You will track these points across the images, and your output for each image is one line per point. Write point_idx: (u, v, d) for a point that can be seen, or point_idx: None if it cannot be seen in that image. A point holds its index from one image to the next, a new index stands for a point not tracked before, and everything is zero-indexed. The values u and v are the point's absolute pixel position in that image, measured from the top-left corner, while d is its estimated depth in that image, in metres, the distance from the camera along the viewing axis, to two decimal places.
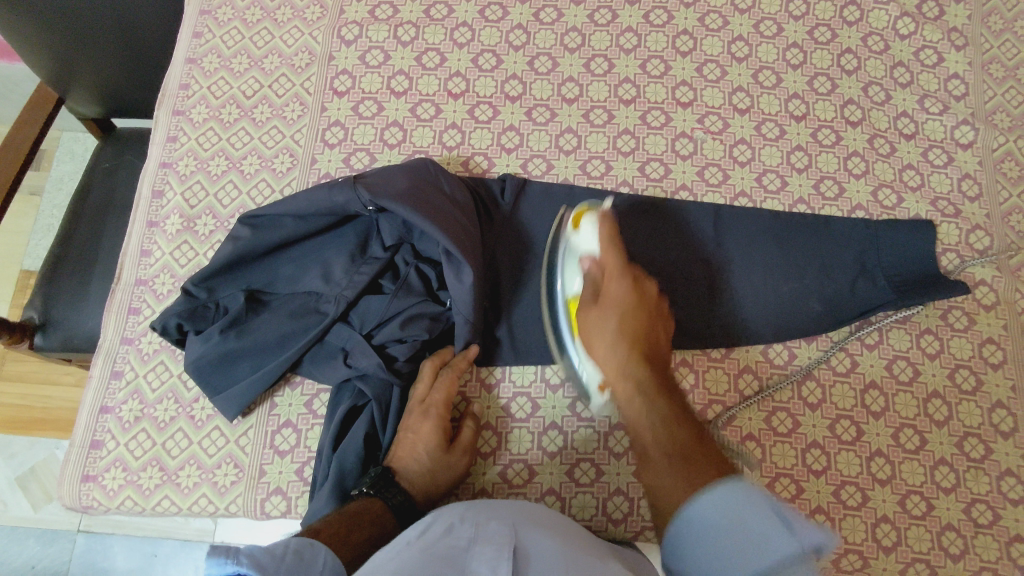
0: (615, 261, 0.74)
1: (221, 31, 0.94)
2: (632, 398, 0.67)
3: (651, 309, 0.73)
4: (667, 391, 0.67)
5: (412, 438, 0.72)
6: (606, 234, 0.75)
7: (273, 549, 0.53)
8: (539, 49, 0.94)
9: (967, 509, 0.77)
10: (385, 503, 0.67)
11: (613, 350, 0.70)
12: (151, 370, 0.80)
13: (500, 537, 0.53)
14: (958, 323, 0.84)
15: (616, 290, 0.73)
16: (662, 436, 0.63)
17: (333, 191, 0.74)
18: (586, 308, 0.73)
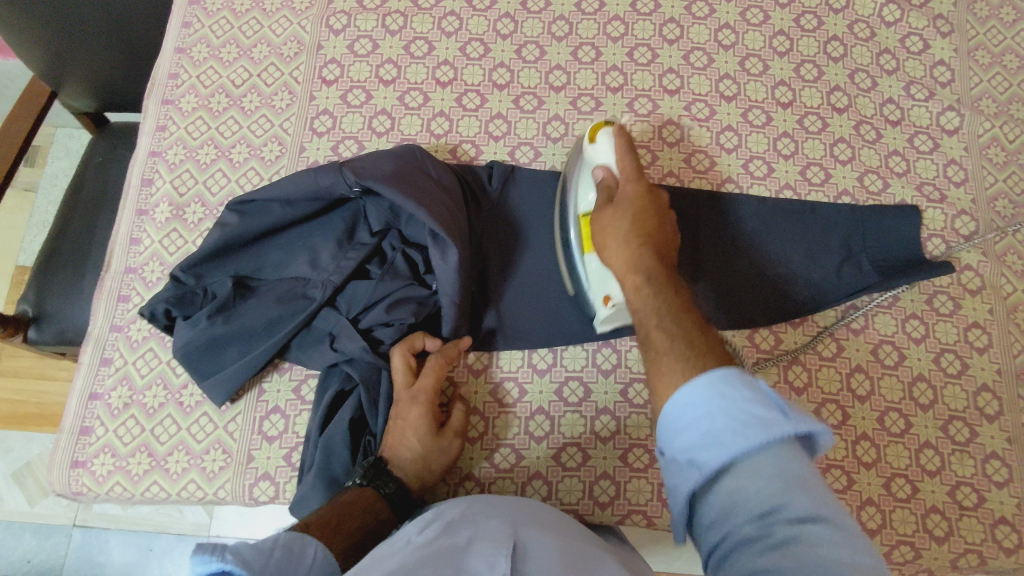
0: (631, 169, 0.74)
1: (210, 21, 0.94)
2: (638, 286, 0.64)
3: (664, 215, 0.72)
4: (676, 283, 0.65)
5: (401, 426, 0.72)
6: (623, 144, 0.75)
7: (261, 544, 0.50)
8: (526, 38, 0.94)
9: (952, 492, 0.78)
10: (377, 493, 0.67)
11: (623, 243, 0.68)
12: (140, 357, 0.80)
13: (497, 533, 0.52)
14: (944, 308, 0.84)
15: (631, 191, 0.72)
16: (665, 317, 0.59)
17: (319, 176, 0.75)
18: (598, 209, 0.72)
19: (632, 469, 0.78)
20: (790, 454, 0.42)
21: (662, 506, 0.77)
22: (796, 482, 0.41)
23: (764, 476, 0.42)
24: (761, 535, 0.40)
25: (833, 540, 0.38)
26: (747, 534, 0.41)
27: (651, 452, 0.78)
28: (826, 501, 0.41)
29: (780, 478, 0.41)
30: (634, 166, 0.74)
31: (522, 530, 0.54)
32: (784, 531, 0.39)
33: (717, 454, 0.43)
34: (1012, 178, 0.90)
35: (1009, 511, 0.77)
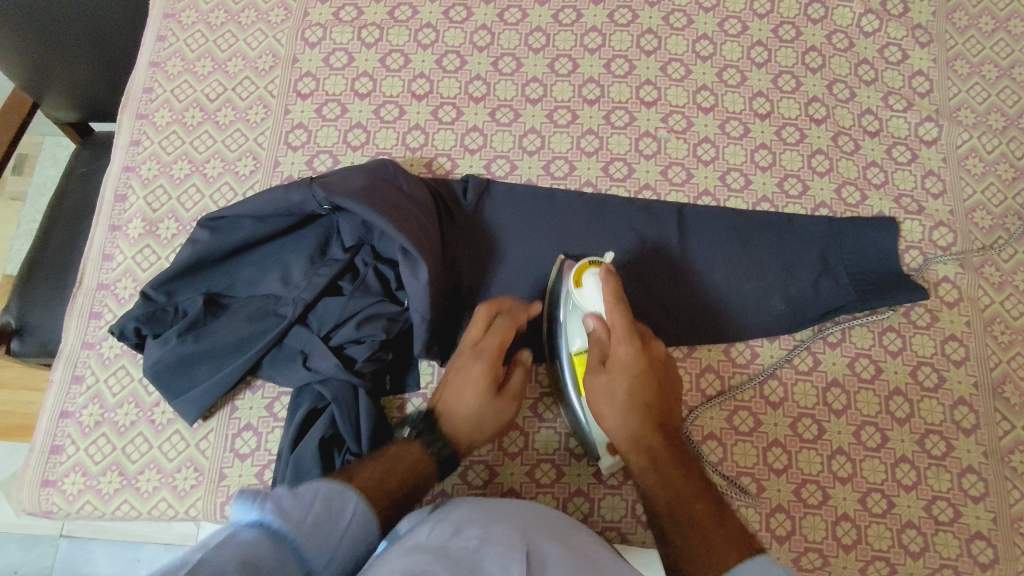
0: (622, 324, 0.70)
1: (184, 34, 0.94)
2: (644, 472, 0.66)
3: (659, 369, 0.71)
4: (681, 460, 0.67)
5: (462, 380, 0.72)
6: (613, 292, 0.71)
7: (302, 495, 0.47)
8: (503, 50, 0.93)
9: (928, 506, 0.78)
10: (426, 447, 0.67)
11: (623, 420, 0.69)
12: (112, 374, 0.80)
13: (507, 539, 0.52)
14: (921, 320, 0.84)
15: (624, 354, 0.69)
16: (678, 510, 0.62)
17: (290, 191, 0.74)
18: (593, 372, 0.71)
19: (607, 486, 0.78)
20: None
21: (636, 523, 0.77)
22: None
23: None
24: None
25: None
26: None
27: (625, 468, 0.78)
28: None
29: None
30: (625, 316, 0.70)
31: (531, 537, 0.54)
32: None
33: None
34: (990, 189, 0.89)
35: (985, 526, 0.77)
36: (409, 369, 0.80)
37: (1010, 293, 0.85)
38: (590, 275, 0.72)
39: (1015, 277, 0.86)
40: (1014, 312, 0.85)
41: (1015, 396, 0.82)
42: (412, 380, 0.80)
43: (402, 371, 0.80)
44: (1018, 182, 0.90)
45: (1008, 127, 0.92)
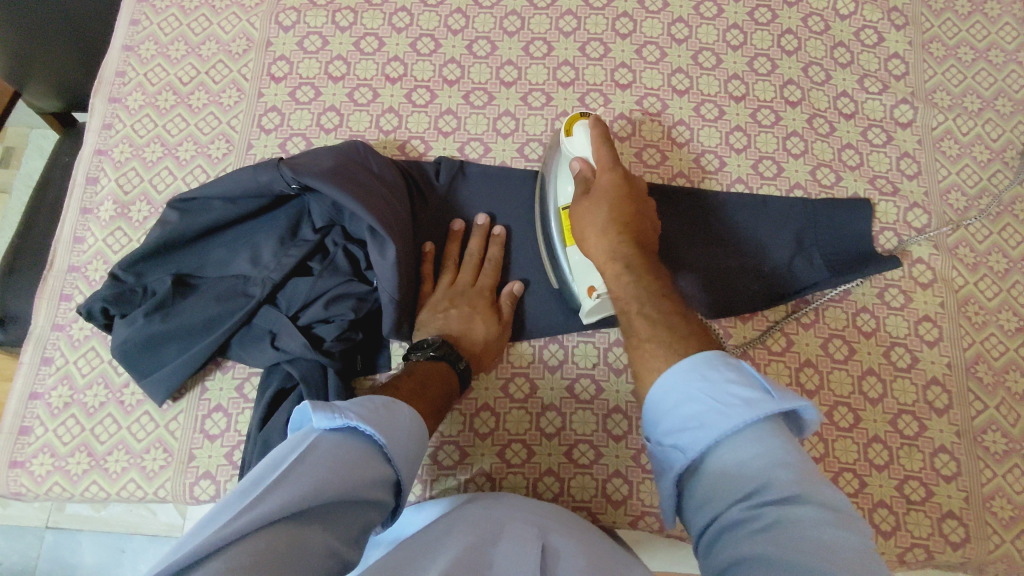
0: (607, 160, 0.72)
1: (158, 18, 0.93)
2: (620, 277, 0.66)
3: (640, 204, 0.72)
4: (655, 272, 0.66)
5: (470, 312, 0.78)
6: (600, 136, 0.74)
7: (367, 403, 0.57)
8: (477, 33, 0.93)
9: (900, 486, 0.77)
10: (451, 366, 0.72)
11: (602, 240, 0.69)
12: (82, 356, 0.80)
13: (523, 534, 0.59)
14: (894, 301, 0.84)
15: (608, 181, 0.71)
16: (648, 308, 0.62)
17: (259, 172, 0.74)
18: (575, 203, 0.72)
19: (577, 466, 0.78)
20: (772, 434, 0.45)
21: (607, 502, 0.76)
22: (779, 457, 0.43)
23: (750, 450, 0.44)
24: (745, 517, 0.42)
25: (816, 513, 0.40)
26: (737, 515, 0.42)
27: (596, 448, 0.78)
28: (804, 472, 0.43)
29: (764, 457, 0.43)
30: (611, 155, 0.73)
31: (542, 530, 0.61)
32: (771, 500, 0.41)
33: (705, 430, 0.46)
34: (965, 171, 0.89)
35: (957, 505, 0.77)
36: (380, 350, 0.80)
37: (984, 273, 0.85)
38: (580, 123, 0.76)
39: (989, 257, 0.86)
40: (988, 293, 0.84)
41: (988, 376, 0.81)
42: (383, 360, 0.80)
43: (373, 351, 0.80)
44: (993, 164, 0.89)
45: (984, 109, 0.92)
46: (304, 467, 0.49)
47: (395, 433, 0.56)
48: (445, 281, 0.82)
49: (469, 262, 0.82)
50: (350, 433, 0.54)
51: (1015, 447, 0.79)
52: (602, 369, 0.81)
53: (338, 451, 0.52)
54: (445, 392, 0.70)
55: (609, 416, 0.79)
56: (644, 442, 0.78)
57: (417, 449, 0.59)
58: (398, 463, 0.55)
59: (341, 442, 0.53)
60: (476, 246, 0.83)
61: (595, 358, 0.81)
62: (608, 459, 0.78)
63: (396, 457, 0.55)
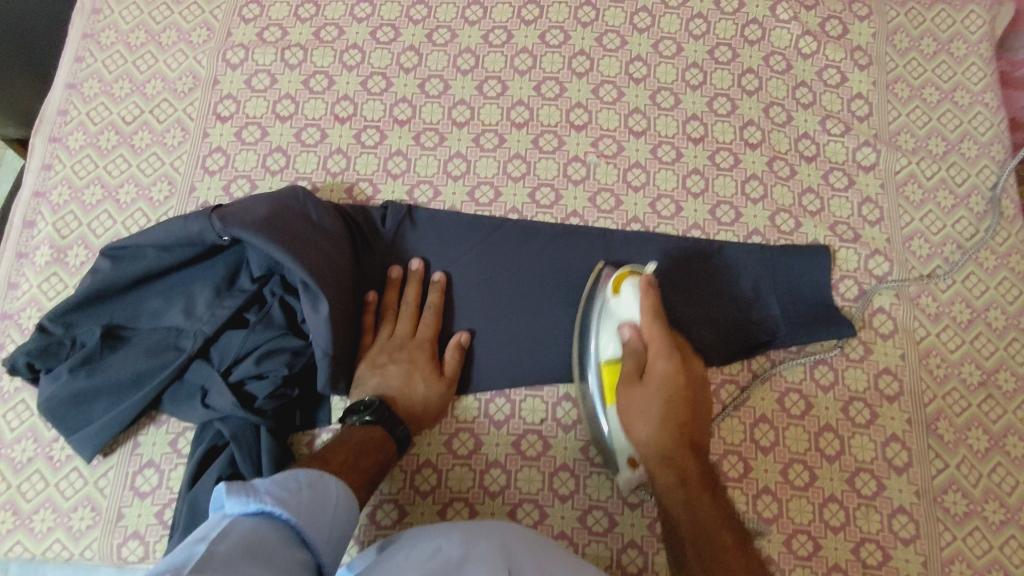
0: (661, 338, 0.69)
1: (103, 55, 0.92)
2: (671, 491, 0.63)
3: (696, 387, 0.69)
4: (710, 481, 0.64)
5: (410, 369, 0.76)
6: (653, 307, 0.71)
7: (287, 483, 0.54)
8: (430, 72, 0.91)
9: (855, 549, 0.75)
10: (388, 432, 0.70)
11: (654, 430, 0.66)
12: (11, 409, 0.77)
13: (489, 558, 0.56)
14: (854, 353, 0.81)
15: (662, 367, 0.68)
16: (703, 543, 0.59)
17: (189, 221, 0.72)
18: (628, 381, 0.69)
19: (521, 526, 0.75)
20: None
21: None
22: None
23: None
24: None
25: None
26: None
27: (542, 508, 0.75)
28: None
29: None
30: (663, 332, 0.69)
31: (512, 554, 0.59)
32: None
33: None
34: (928, 217, 0.87)
35: (915, 570, 0.74)
36: (320, 405, 0.77)
37: (947, 324, 0.82)
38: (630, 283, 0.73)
39: (951, 307, 0.83)
40: (950, 345, 0.82)
41: (949, 433, 0.79)
42: (323, 415, 0.77)
43: (312, 407, 0.77)
44: (958, 209, 0.87)
45: (949, 152, 0.89)
46: (225, 545, 0.46)
47: (318, 512, 0.54)
48: (384, 332, 0.79)
49: (406, 312, 0.80)
50: (267, 517, 0.51)
51: (976, 508, 0.76)
52: (549, 425, 0.78)
53: (255, 532, 0.48)
54: (380, 462, 0.67)
55: (555, 475, 0.76)
56: (591, 502, 0.75)
57: (345, 528, 0.57)
58: (319, 548, 0.53)
59: (260, 525, 0.50)
60: (412, 295, 0.80)
61: (542, 414, 0.78)
62: (553, 519, 0.75)
63: (316, 542, 0.53)
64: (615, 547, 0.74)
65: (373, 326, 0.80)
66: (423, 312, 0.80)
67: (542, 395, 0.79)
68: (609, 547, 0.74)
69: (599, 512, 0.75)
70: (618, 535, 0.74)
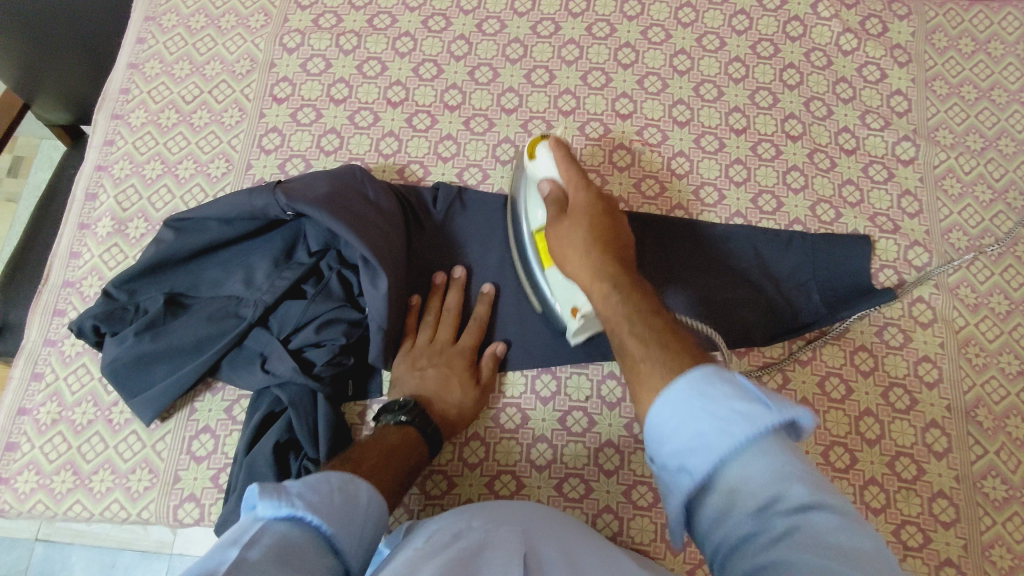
0: (577, 176, 0.72)
1: (164, 38, 0.95)
2: (607, 295, 0.61)
3: (616, 220, 0.70)
4: (643, 288, 0.62)
5: (449, 373, 0.76)
6: (563, 156, 0.74)
7: (319, 485, 0.46)
8: (480, 60, 0.94)
9: (896, 531, 0.76)
10: (421, 434, 0.69)
11: (582, 256, 0.65)
12: (72, 372, 0.80)
13: (508, 542, 0.55)
14: (894, 340, 0.83)
15: (583, 200, 0.71)
16: (638, 322, 0.56)
17: (253, 196, 0.73)
18: (552, 220, 0.70)
19: (567, 499, 0.76)
20: (778, 447, 0.40)
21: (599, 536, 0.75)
22: (789, 471, 0.39)
23: (764, 459, 0.40)
24: (761, 529, 0.38)
25: (826, 519, 0.37)
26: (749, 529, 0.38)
27: (587, 482, 0.77)
28: (818, 491, 0.38)
29: (771, 471, 0.39)
30: (580, 172, 0.73)
31: (533, 540, 0.58)
32: (784, 524, 0.37)
33: (705, 456, 0.41)
34: (967, 210, 0.88)
35: (955, 553, 0.75)
36: (372, 376, 0.80)
37: (986, 315, 0.84)
38: (541, 146, 0.76)
39: (990, 298, 0.85)
40: (989, 335, 0.83)
41: (988, 420, 0.80)
42: (374, 386, 0.80)
43: (364, 378, 0.80)
44: (995, 204, 0.89)
45: (987, 148, 0.91)
46: (258, 556, 0.38)
47: (354, 517, 0.45)
48: (426, 335, 0.79)
49: (447, 317, 0.80)
50: (298, 524, 0.42)
51: (1016, 494, 0.77)
52: (594, 402, 0.79)
53: (286, 545, 0.39)
54: (413, 464, 0.66)
55: (600, 450, 0.78)
56: (635, 477, 0.77)
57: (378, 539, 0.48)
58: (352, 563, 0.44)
59: (289, 536, 0.41)
60: (455, 300, 0.81)
61: (588, 392, 0.80)
62: (598, 494, 0.76)
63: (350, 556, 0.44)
64: (659, 522, 0.75)
65: (414, 328, 0.81)
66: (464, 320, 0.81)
67: (587, 372, 0.81)
68: (653, 521, 0.75)
69: (644, 487, 0.76)
70: (663, 509, 0.75)
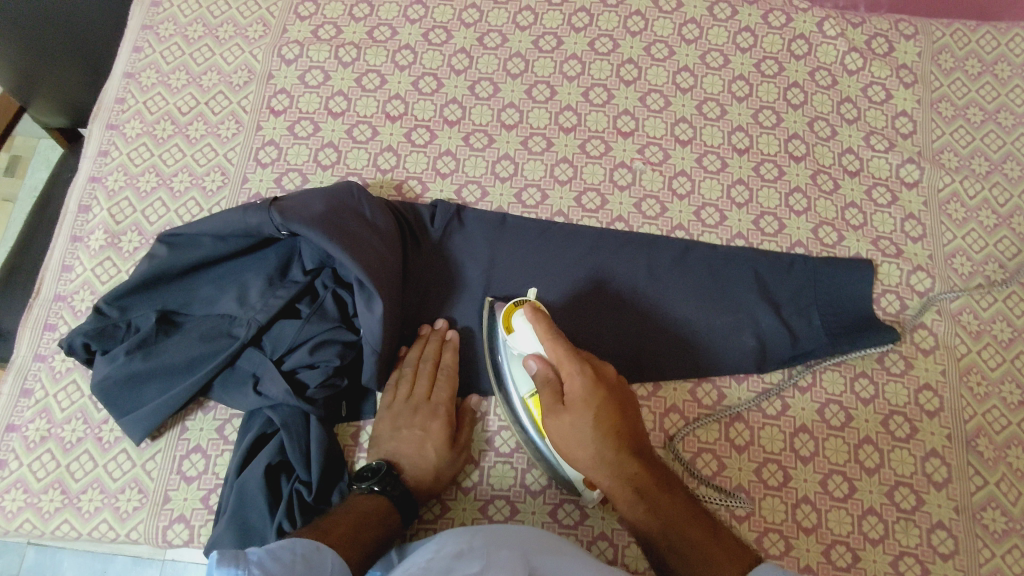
0: (567, 358, 0.66)
1: (161, 47, 0.94)
2: (634, 505, 0.66)
3: (615, 391, 0.67)
4: (659, 476, 0.67)
5: (422, 436, 0.74)
6: (546, 331, 0.68)
7: (282, 553, 0.52)
8: (480, 75, 0.93)
9: (894, 562, 0.75)
10: (392, 504, 0.69)
11: (594, 450, 0.65)
12: (62, 389, 0.79)
13: (510, 566, 0.54)
14: (894, 367, 0.82)
15: (579, 387, 0.65)
16: (676, 535, 0.64)
17: (247, 214, 0.72)
18: (551, 413, 0.66)
19: (561, 525, 0.75)
20: None
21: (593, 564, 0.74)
22: None
23: None
24: None
25: None
26: None
27: (582, 508, 0.76)
28: None
29: None
30: (565, 348, 0.67)
31: (534, 565, 0.57)
32: None
33: None
34: (971, 235, 0.87)
35: None
36: (366, 397, 0.79)
37: (988, 342, 0.83)
38: (518, 316, 0.70)
39: (993, 325, 0.83)
40: (991, 363, 0.82)
41: (989, 450, 0.79)
42: (368, 407, 0.79)
43: (358, 399, 0.79)
44: (1000, 229, 0.88)
45: (991, 172, 0.90)
46: None
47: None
48: (402, 392, 0.77)
49: (425, 372, 0.77)
50: None
51: (1016, 526, 0.76)
52: None
53: None
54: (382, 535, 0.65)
55: None
56: None
57: None
58: None
59: None
60: (432, 354, 0.78)
61: None
62: (593, 520, 0.75)
63: None
64: None
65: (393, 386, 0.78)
66: (439, 372, 0.78)
67: None
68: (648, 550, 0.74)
69: None
70: None
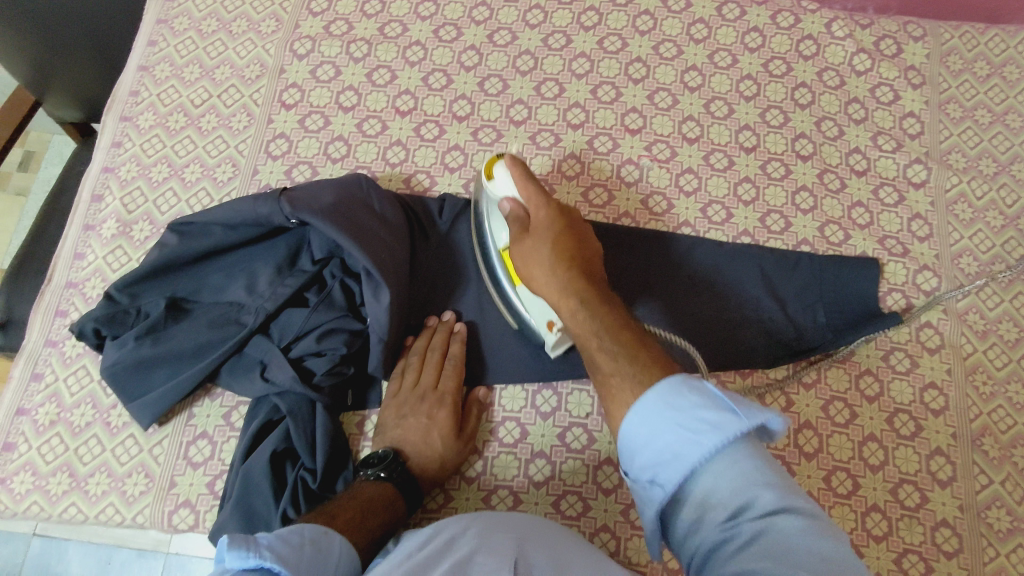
0: (535, 194, 0.70)
1: (175, 41, 0.95)
2: (576, 313, 0.62)
3: (579, 229, 0.70)
4: (609, 298, 0.64)
5: (429, 425, 0.74)
6: (520, 173, 0.71)
7: (289, 537, 0.51)
8: (490, 71, 0.94)
9: (898, 560, 0.74)
10: (398, 490, 0.69)
11: (549, 270, 0.66)
12: (72, 374, 0.79)
13: (501, 550, 0.55)
14: (900, 365, 0.82)
15: (545, 217, 0.69)
16: (607, 338, 0.59)
17: (258, 203, 0.73)
18: (516, 243, 0.70)
19: (564, 516, 0.75)
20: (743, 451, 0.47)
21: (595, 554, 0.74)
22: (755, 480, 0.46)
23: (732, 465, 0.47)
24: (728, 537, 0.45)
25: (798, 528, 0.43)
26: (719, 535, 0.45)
27: (585, 500, 0.76)
28: (768, 478, 0.46)
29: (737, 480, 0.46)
30: (537, 188, 0.71)
31: (528, 546, 0.57)
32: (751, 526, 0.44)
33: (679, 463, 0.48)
34: (978, 236, 0.87)
35: None
36: (372, 386, 0.80)
37: (994, 342, 0.83)
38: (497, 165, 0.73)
39: (999, 325, 0.83)
40: (997, 363, 0.82)
41: (994, 449, 0.79)
42: (374, 397, 0.79)
43: (364, 388, 0.80)
44: (1007, 230, 0.88)
45: (999, 173, 0.90)
46: None
47: (319, 569, 0.51)
48: (409, 380, 0.78)
49: (431, 360, 0.78)
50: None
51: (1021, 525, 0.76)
52: (594, 419, 0.79)
53: None
54: (389, 521, 0.65)
55: (600, 468, 0.77)
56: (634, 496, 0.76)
57: None
58: None
59: None
60: (440, 343, 0.79)
61: (589, 408, 0.79)
62: (595, 512, 0.75)
63: None
64: None
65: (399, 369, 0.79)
66: (446, 361, 0.79)
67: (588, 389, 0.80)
68: None
69: None
70: None
